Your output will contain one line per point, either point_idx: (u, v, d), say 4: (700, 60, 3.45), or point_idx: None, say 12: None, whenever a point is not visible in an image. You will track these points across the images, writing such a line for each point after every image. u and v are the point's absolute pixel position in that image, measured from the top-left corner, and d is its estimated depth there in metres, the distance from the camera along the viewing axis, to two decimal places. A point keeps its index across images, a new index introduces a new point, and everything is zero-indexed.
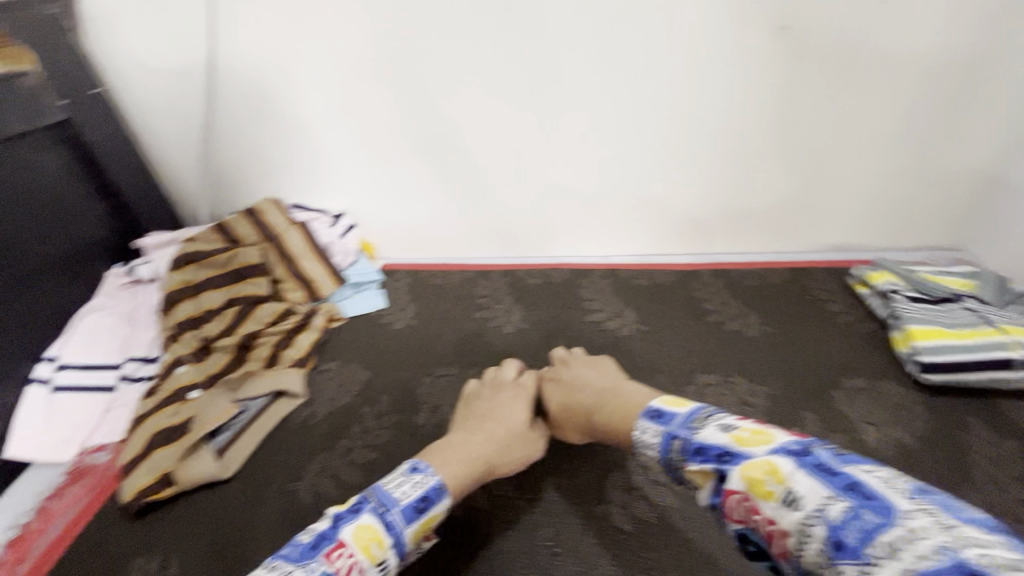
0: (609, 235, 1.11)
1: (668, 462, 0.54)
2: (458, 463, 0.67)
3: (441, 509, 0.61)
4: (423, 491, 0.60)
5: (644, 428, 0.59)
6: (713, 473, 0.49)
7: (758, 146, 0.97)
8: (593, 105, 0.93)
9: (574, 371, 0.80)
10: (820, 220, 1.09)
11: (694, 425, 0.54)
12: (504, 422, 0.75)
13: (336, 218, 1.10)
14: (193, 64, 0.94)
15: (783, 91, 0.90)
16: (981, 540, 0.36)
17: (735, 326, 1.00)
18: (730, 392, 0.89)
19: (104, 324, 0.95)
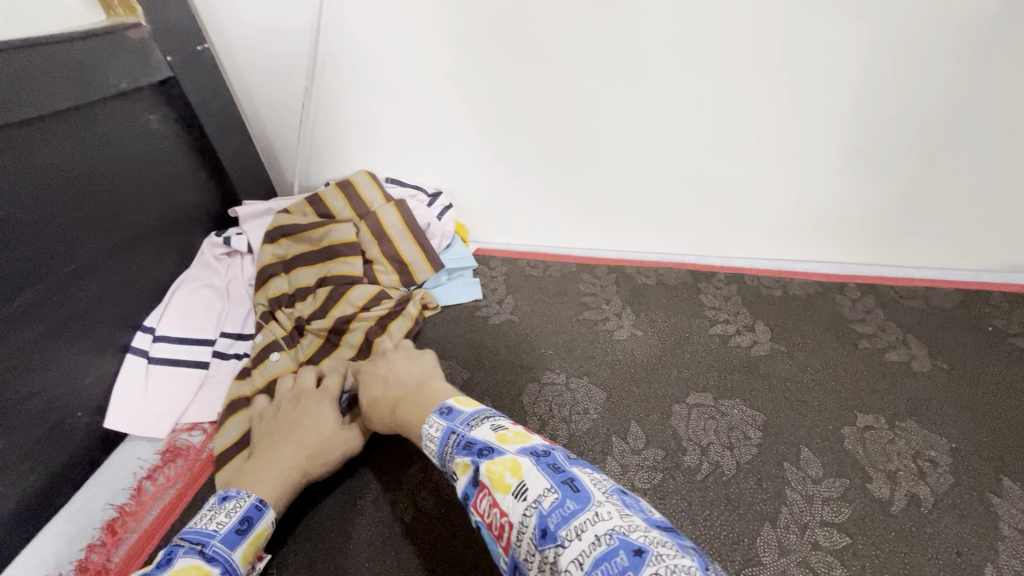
0: (738, 234, 0.96)
1: (444, 460, 0.51)
2: (275, 475, 0.62)
3: (268, 524, 0.59)
4: (240, 513, 0.58)
5: (426, 425, 0.54)
6: (470, 467, 0.47)
7: (956, 135, 0.76)
8: (747, 80, 0.77)
9: (386, 362, 0.70)
10: (1016, 232, 0.86)
11: (473, 424, 0.51)
12: (300, 425, 0.67)
13: (432, 197, 1.04)
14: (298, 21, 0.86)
15: (1006, 62, 0.68)
16: (658, 536, 0.37)
17: (899, 357, 0.81)
18: (902, 441, 0.69)
19: (201, 296, 0.91)
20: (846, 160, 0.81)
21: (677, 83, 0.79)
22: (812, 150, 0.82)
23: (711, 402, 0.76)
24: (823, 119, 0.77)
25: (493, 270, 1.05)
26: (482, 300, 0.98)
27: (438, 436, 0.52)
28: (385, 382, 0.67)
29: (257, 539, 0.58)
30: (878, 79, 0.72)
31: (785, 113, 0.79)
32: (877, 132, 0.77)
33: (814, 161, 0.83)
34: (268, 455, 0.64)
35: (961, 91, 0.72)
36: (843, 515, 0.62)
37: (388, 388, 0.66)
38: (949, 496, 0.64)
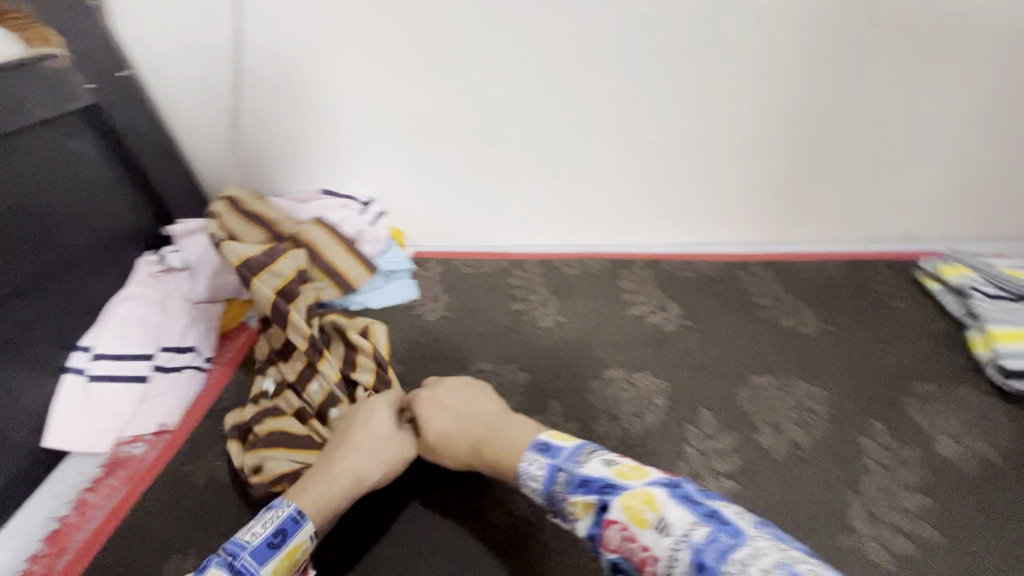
0: (649, 224, 1.04)
1: (551, 495, 0.55)
2: (319, 488, 0.64)
3: (305, 539, 0.60)
4: (546, 471, 0.56)
5: (526, 462, 0.58)
6: (594, 504, 0.51)
7: (818, 125, 0.89)
8: (637, 84, 0.86)
9: (425, 394, 0.72)
10: (884, 210, 1.00)
11: (580, 459, 0.55)
12: (363, 442, 0.68)
13: (365, 204, 1.05)
14: (225, 50, 0.91)
15: (844, 66, 0.83)
16: (791, 556, 0.41)
17: (790, 323, 0.94)
18: (788, 397, 0.83)
19: (139, 313, 0.91)
20: (735, 151, 0.92)
21: (580, 91, 0.88)
22: (705, 145, 0.92)
23: (625, 374, 0.86)
24: (707, 121, 0.89)
25: (429, 273, 1.07)
26: (418, 300, 1.02)
27: (544, 473, 0.56)
28: (371, 440, 0.68)
29: (290, 555, 0.59)
30: (746, 80, 0.84)
31: (676, 112, 0.89)
32: (754, 125, 0.89)
33: (708, 154, 0.93)
34: (327, 475, 0.65)
35: (815, 89, 0.85)
36: (733, 463, 0.75)
37: (389, 445, 0.69)
38: (821, 438, 0.79)
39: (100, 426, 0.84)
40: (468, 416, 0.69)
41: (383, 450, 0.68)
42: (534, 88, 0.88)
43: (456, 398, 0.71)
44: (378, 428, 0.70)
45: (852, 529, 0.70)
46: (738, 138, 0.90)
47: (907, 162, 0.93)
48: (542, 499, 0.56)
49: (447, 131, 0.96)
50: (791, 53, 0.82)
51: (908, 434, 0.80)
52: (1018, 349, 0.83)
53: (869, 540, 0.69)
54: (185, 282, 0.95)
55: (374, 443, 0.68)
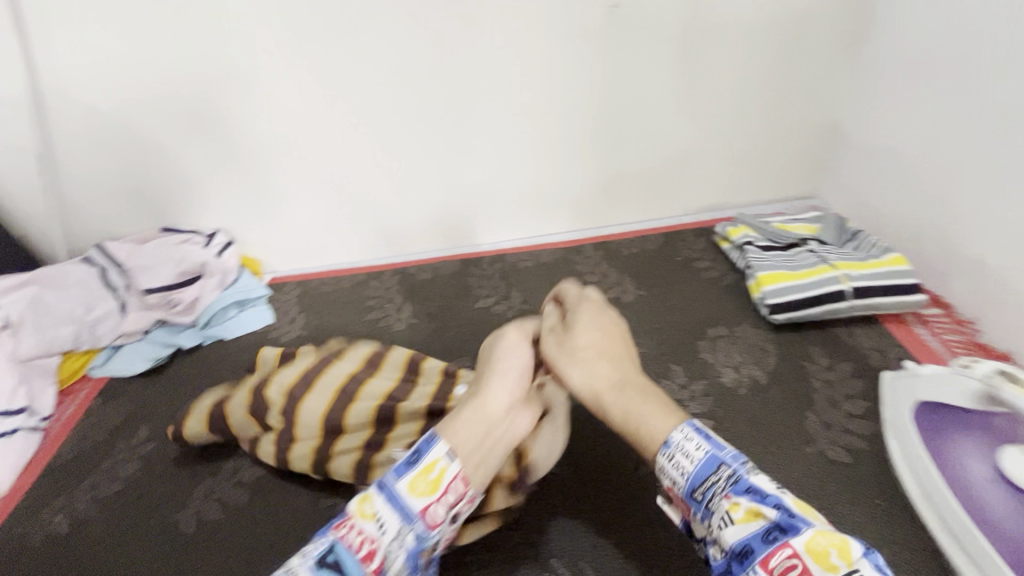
0: (582, 208, 1.13)
1: (701, 500, 0.45)
2: (472, 429, 0.51)
3: (445, 459, 0.48)
4: (414, 446, 0.49)
5: (678, 434, 0.47)
6: (765, 516, 0.41)
7: (702, 95, 1.03)
8: (541, 73, 0.95)
9: (581, 326, 0.58)
10: (774, 172, 1.16)
11: (750, 465, 0.45)
12: (498, 368, 0.55)
13: (210, 237, 1.04)
14: (121, 88, 0.88)
15: (711, 41, 0.97)
16: None
17: (715, 274, 1.02)
18: (741, 340, 0.87)
19: (62, 334, 0.91)
20: (645, 137, 1.06)
21: (491, 84, 0.95)
22: (612, 135, 1.04)
23: None
24: (605, 114, 1.01)
25: (386, 283, 1.09)
26: (380, 310, 1.03)
27: (699, 460, 0.45)
28: (586, 353, 0.55)
29: (427, 472, 0.47)
30: (630, 74, 0.98)
31: (578, 95, 0.98)
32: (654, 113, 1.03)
33: (620, 143, 1.06)
34: (465, 409, 0.52)
35: (691, 67, 0.99)
36: (707, 405, 0.77)
37: (599, 357, 0.55)
38: (776, 371, 0.82)
39: (30, 488, 0.79)
40: (602, 364, 0.55)
41: (642, 384, 0.53)
42: (446, 97, 0.95)
43: (602, 335, 0.57)
44: (614, 344, 0.57)
45: (814, 439, 0.72)
46: (637, 129, 1.04)
47: (775, 120, 1.09)
48: (685, 488, 0.46)
49: (372, 135, 0.98)
50: (666, 38, 0.95)
51: (845, 351, 0.84)
52: (781, 289, 0.88)
53: (829, 445, 0.71)
54: (116, 305, 0.95)
55: (590, 356, 0.55)
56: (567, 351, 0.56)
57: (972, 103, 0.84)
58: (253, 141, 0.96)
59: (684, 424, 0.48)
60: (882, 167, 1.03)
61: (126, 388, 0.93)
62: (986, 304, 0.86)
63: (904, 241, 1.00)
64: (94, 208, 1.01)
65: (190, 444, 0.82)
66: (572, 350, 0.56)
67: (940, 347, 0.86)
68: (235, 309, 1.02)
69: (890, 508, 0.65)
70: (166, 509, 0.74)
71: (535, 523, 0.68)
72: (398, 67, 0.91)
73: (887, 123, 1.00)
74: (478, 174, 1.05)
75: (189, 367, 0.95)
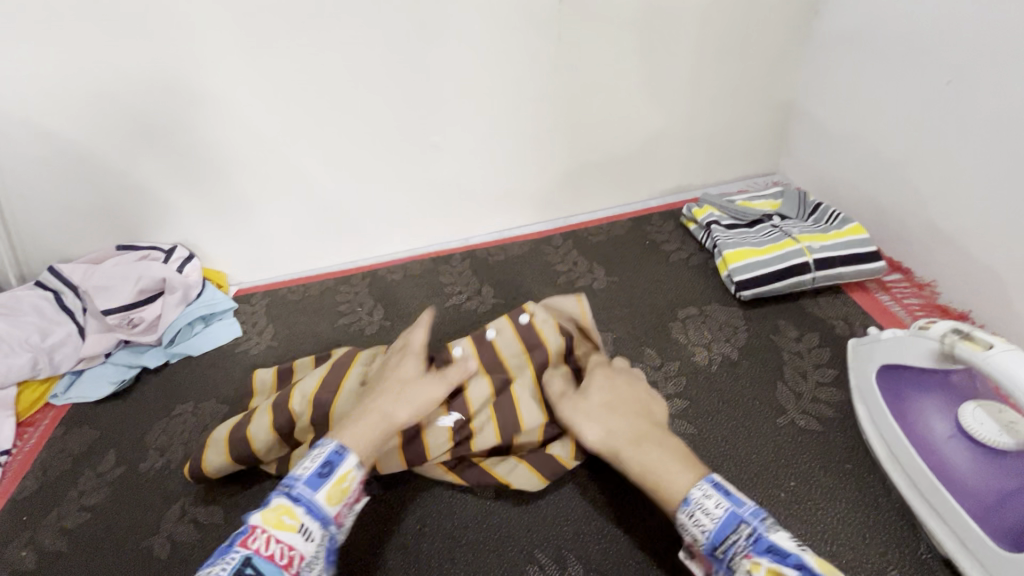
0: (548, 196, 1.13)
1: (722, 554, 0.51)
2: (362, 427, 0.61)
3: (351, 467, 0.57)
4: (322, 459, 0.57)
5: (699, 492, 0.53)
6: (784, 574, 0.46)
7: (657, 80, 1.03)
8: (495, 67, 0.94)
9: (588, 391, 0.66)
10: (734, 151, 1.18)
11: (769, 523, 0.51)
12: (398, 392, 0.65)
13: (168, 251, 1.00)
14: (57, 106, 0.84)
15: (662, 26, 0.97)
16: None
17: (684, 256, 1.03)
18: (711, 319, 0.88)
19: (19, 363, 0.88)
20: (606, 124, 1.06)
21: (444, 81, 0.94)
22: (573, 124, 1.04)
23: None
24: (565, 104, 1.01)
25: (356, 286, 1.07)
26: (351, 315, 1.01)
27: (720, 519, 0.51)
28: (601, 410, 0.63)
29: (339, 482, 0.56)
30: (586, 64, 0.97)
31: (534, 86, 0.98)
32: (613, 100, 1.03)
33: (581, 133, 1.06)
34: (372, 410, 0.63)
35: (644, 53, 0.99)
36: (681, 384, 0.78)
37: (608, 414, 0.63)
38: (747, 346, 0.83)
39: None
40: (613, 422, 0.62)
41: (661, 440, 0.60)
42: (403, 97, 0.94)
43: (609, 394, 0.65)
44: (638, 407, 0.64)
45: (785, 410, 0.74)
46: (597, 118, 1.05)
47: (732, 102, 1.10)
48: (705, 545, 0.52)
49: (328, 139, 0.96)
50: (618, 26, 0.94)
51: (811, 322, 0.86)
52: (747, 265, 0.90)
53: (799, 414, 0.73)
54: (75, 328, 0.93)
55: (602, 413, 0.63)
56: (581, 407, 0.64)
57: (920, 74, 0.86)
58: (206, 153, 0.93)
59: (704, 484, 0.54)
60: (838, 140, 1.05)
61: (90, 414, 0.90)
62: (944, 266, 0.89)
63: (864, 211, 1.03)
64: (41, 232, 0.97)
65: (160, 466, 0.80)
66: (586, 412, 0.64)
67: (902, 311, 0.88)
68: (201, 324, 0.99)
69: (860, 472, 0.67)
70: (138, 536, 0.72)
71: (518, 513, 0.68)
72: (350, 69, 0.89)
73: (841, 97, 1.02)
74: (441, 171, 1.04)
75: (156, 387, 0.93)
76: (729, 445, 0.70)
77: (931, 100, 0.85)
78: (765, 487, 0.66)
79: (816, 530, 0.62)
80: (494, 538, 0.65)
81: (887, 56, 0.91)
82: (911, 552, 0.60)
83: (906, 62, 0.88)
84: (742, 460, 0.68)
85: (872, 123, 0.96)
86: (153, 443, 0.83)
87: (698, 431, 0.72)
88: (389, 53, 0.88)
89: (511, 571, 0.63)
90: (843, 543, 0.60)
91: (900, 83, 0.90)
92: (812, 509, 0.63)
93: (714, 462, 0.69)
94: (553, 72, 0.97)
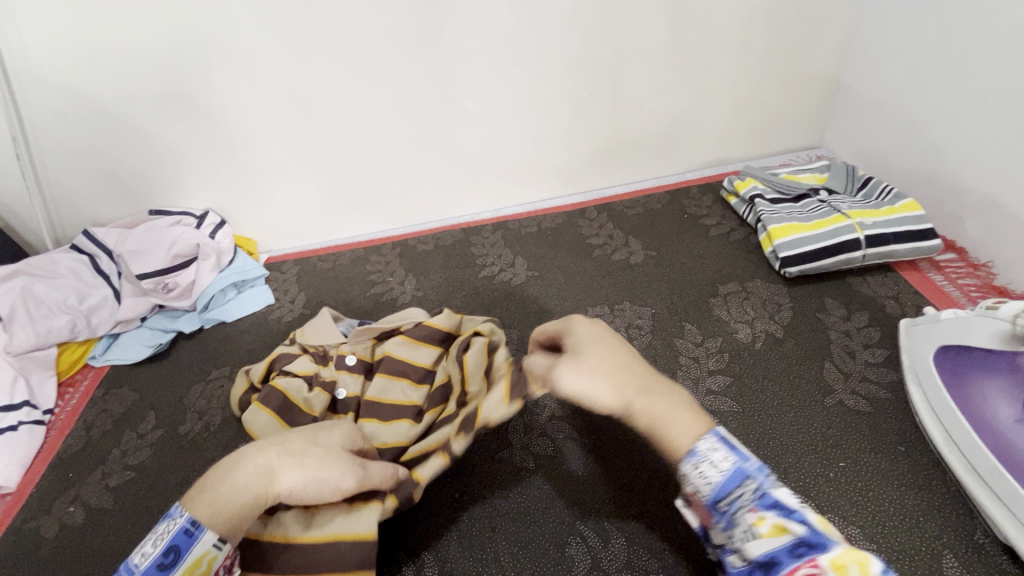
0: (581, 165, 1.10)
1: (725, 501, 0.46)
2: (222, 480, 0.49)
3: (205, 547, 0.46)
4: (166, 543, 0.45)
5: (706, 445, 0.48)
6: (792, 532, 0.43)
7: (701, 48, 0.98)
8: (533, 33, 0.90)
9: (589, 355, 0.53)
10: (777, 123, 1.13)
11: (772, 473, 0.46)
12: (299, 431, 0.55)
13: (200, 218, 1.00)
14: (87, 68, 0.82)
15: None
16: None
17: (725, 230, 1.00)
18: (753, 296, 0.86)
19: (57, 325, 0.89)
20: (646, 92, 1.01)
21: (480, 48, 0.90)
22: (611, 91, 1.00)
23: (607, 309, 0.87)
24: (603, 69, 0.97)
25: (387, 256, 1.06)
26: (383, 284, 1.00)
27: (727, 473, 0.47)
28: (602, 366, 0.52)
29: (190, 570, 0.45)
30: (628, 26, 0.92)
31: (570, 54, 0.94)
32: (654, 66, 0.98)
33: (619, 101, 1.02)
34: (256, 467, 0.50)
35: (688, 19, 0.94)
36: (723, 362, 0.77)
37: (614, 370, 0.52)
38: (792, 324, 0.81)
39: (38, 483, 0.77)
40: (627, 362, 0.53)
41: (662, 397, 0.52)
42: (436, 62, 0.90)
43: (610, 347, 0.54)
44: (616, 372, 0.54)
45: (833, 390, 0.72)
46: (635, 84, 1.00)
47: (778, 72, 1.05)
48: (709, 497, 0.47)
49: (361, 107, 0.93)
50: None
51: (861, 302, 0.83)
52: (794, 240, 0.87)
53: (848, 395, 0.71)
54: (110, 292, 0.94)
55: (607, 370, 0.52)
56: (577, 361, 0.52)
57: (991, 38, 0.80)
58: (237, 116, 0.91)
59: (710, 435, 0.48)
60: (892, 111, 0.99)
61: (128, 376, 0.91)
62: (1003, 246, 0.84)
63: (917, 188, 0.98)
64: (73, 198, 0.97)
65: (199, 428, 0.81)
66: (595, 360, 0.52)
67: (956, 292, 0.85)
68: (233, 290, 0.99)
69: (913, 454, 0.65)
70: (179, 496, 0.73)
71: (566, 487, 0.67)
72: (381, 30, 0.85)
73: (899, 65, 0.95)
74: (473, 140, 1.01)
75: (191, 351, 0.93)
76: (773, 425, 0.69)
77: (1003, 66, 0.79)
78: (814, 467, 0.64)
79: (867, 512, 0.60)
80: (540, 512, 0.65)
81: (953, 19, 0.85)
82: (967, 534, 0.58)
83: (977, 24, 0.81)
84: (788, 440, 0.67)
85: (933, 92, 0.90)
86: (190, 407, 0.84)
87: (742, 408, 0.71)
88: (422, 12, 0.84)
89: (552, 541, 0.63)
90: (895, 526, 0.59)
91: (969, 48, 0.83)
92: (862, 491, 0.62)
93: (760, 441, 0.67)
94: (593, 36, 0.92)
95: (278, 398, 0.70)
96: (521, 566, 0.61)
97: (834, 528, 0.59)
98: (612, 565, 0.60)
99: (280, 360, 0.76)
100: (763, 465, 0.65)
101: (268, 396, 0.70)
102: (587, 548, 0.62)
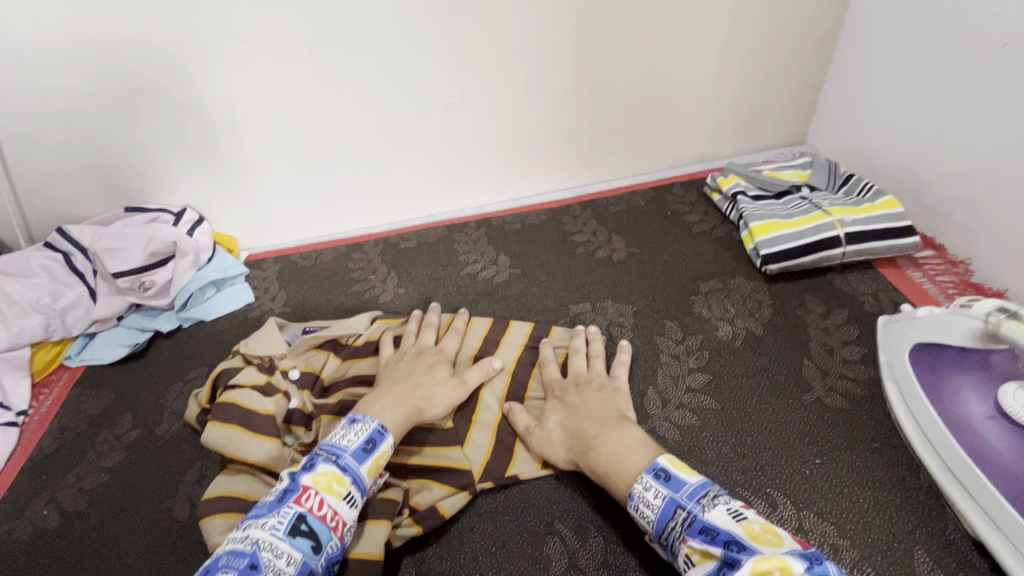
0: (565, 161, 1.09)
1: (665, 528, 0.51)
2: (392, 407, 0.64)
3: (389, 447, 0.60)
4: (367, 436, 0.59)
5: (639, 486, 0.54)
6: (716, 556, 0.46)
7: (685, 46, 0.98)
8: (516, 29, 0.89)
9: (582, 395, 0.68)
10: (759, 120, 1.13)
11: (704, 501, 0.51)
12: (413, 378, 0.69)
13: (178, 215, 0.98)
14: (57, 62, 0.80)
15: None
16: None
17: (707, 226, 1.00)
18: (735, 293, 0.86)
19: (30, 325, 0.87)
20: (630, 90, 1.01)
21: (462, 45, 0.89)
22: (595, 88, 0.99)
23: (589, 308, 0.87)
24: (586, 64, 0.96)
25: (369, 253, 1.05)
26: (365, 282, 0.99)
27: (658, 507, 0.52)
28: (562, 429, 0.65)
29: (379, 460, 0.58)
30: (611, 24, 0.92)
31: (554, 52, 0.93)
32: (636, 64, 0.98)
33: (603, 97, 1.01)
34: (403, 407, 0.65)
35: (670, 17, 0.93)
36: (705, 358, 0.77)
37: (591, 421, 0.64)
38: (772, 322, 0.81)
39: (11, 485, 0.76)
40: (593, 415, 0.65)
41: (618, 427, 0.62)
42: (416, 60, 0.89)
43: (602, 399, 0.67)
44: (599, 405, 0.66)
45: (811, 386, 0.72)
46: (619, 80, 0.99)
47: (761, 69, 1.05)
48: (654, 535, 0.53)
49: (341, 104, 0.92)
50: None
51: (841, 299, 0.83)
52: (775, 238, 0.87)
53: (826, 392, 0.71)
54: (86, 291, 0.92)
55: (569, 428, 0.65)
56: (555, 425, 0.66)
57: (971, 34, 0.80)
58: (212, 112, 0.89)
59: (644, 476, 0.54)
60: (873, 109, 1.00)
61: (104, 376, 0.89)
62: (980, 243, 0.85)
63: (898, 185, 0.98)
64: (47, 195, 0.95)
65: (177, 429, 0.80)
66: (577, 406, 0.67)
67: (934, 289, 0.85)
68: (212, 288, 0.98)
69: (888, 450, 0.66)
70: (155, 498, 0.72)
71: (547, 488, 0.67)
72: (360, 25, 0.84)
73: (879, 62, 0.96)
74: (457, 136, 1.00)
75: (170, 351, 0.92)
76: (750, 422, 0.69)
77: (980, 65, 0.80)
78: (791, 464, 0.65)
79: (842, 508, 0.61)
80: (520, 513, 0.65)
81: (933, 17, 0.85)
82: (938, 530, 0.59)
83: (957, 20, 0.81)
84: (766, 438, 0.67)
85: (914, 89, 0.91)
86: (168, 407, 0.83)
87: (721, 406, 0.71)
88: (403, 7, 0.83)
89: (531, 542, 0.62)
90: (870, 522, 0.60)
91: (950, 45, 0.83)
92: (839, 488, 0.62)
93: (738, 438, 0.68)
94: (576, 34, 0.92)
95: (232, 410, 0.67)
96: (499, 565, 0.61)
97: (809, 524, 0.60)
98: (589, 564, 0.60)
99: (224, 376, 0.73)
100: (742, 463, 0.65)
101: (222, 413, 0.67)
102: (564, 547, 0.62)
